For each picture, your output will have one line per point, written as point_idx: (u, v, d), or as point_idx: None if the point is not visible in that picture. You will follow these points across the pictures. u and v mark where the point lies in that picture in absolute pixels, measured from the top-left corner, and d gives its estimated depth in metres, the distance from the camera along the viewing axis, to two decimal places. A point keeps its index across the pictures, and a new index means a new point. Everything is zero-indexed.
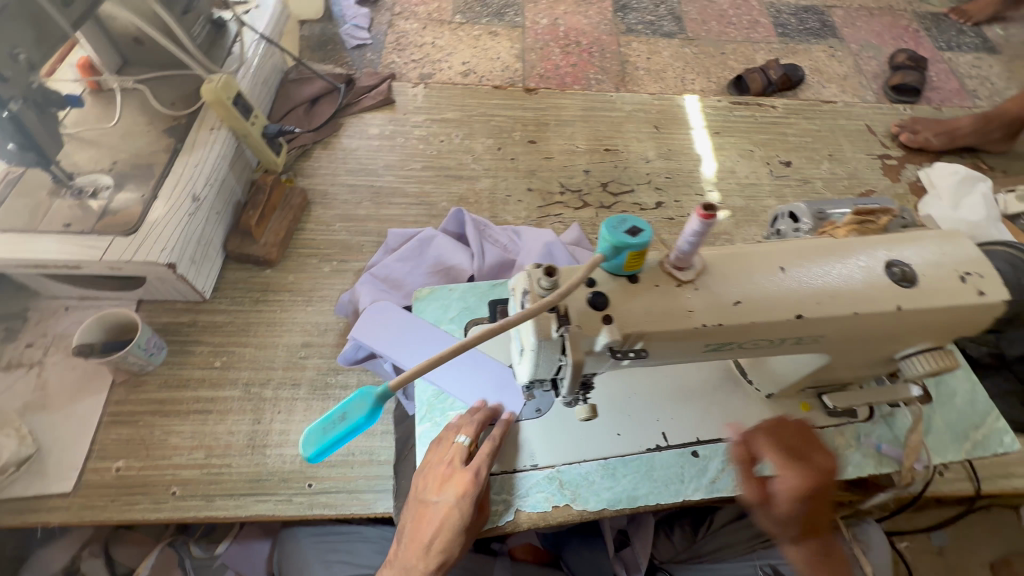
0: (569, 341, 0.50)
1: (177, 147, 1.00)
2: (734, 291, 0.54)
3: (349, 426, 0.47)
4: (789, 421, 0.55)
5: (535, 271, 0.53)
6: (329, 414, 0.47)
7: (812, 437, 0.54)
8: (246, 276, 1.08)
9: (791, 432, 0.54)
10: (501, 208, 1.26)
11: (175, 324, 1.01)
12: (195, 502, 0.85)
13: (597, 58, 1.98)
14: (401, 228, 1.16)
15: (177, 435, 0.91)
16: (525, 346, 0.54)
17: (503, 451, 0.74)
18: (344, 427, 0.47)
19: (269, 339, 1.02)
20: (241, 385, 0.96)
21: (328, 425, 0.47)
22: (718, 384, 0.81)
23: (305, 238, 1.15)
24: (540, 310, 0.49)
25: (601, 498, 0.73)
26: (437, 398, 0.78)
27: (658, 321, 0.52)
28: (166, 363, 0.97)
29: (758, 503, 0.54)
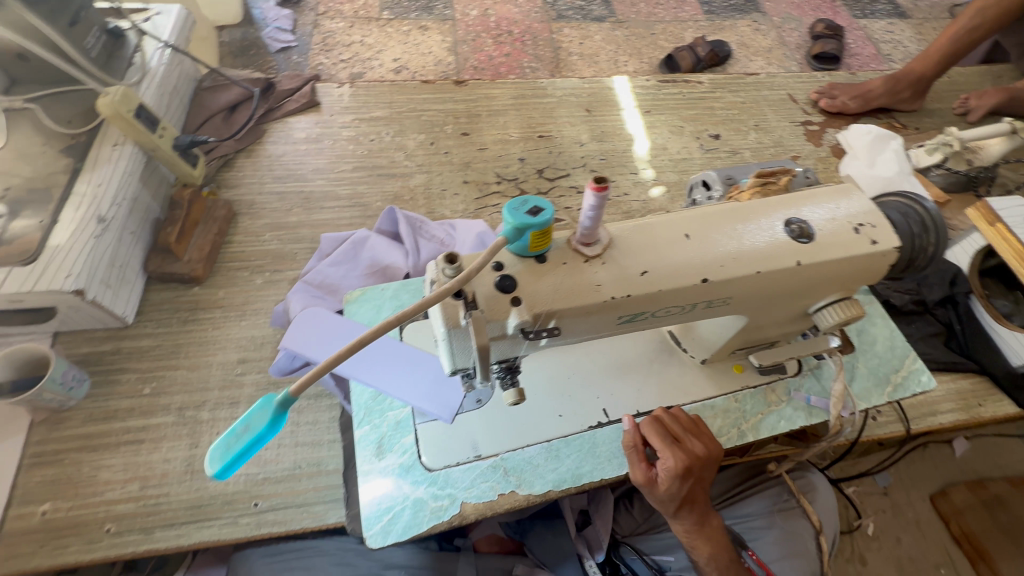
0: (478, 327, 0.50)
1: (78, 167, 0.94)
2: (642, 262, 0.55)
3: (253, 437, 0.45)
4: (674, 418, 0.75)
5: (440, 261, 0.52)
6: (230, 428, 0.45)
7: (689, 429, 0.74)
8: (172, 296, 1.04)
9: (674, 425, 0.74)
10: (438, 202, 1.24)
11: (97, 353, 0.96)
12: (132, 537, 0.81)
13: (530, 46, 1.98)
14: (335, 232, 1.13)
15: (107, 469, 0.86)
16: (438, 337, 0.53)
17: (444, 446, 0.73)
18: (248, 439, 0.45)
19: (201, 359, 0.98)
20: (175, 410, 0.92)
21: (231, 439, 0.45)
22: (654, 356, 0.83)
23: (234, 251, 1.11)
24: (441, 297, 0.48)
25: (547, 481, 0.73)
26: (375, 401, 0.78)
27: (567, 299, 0.53)
28: (90, 396, 0.92)
29: (646, 482, 0.72)
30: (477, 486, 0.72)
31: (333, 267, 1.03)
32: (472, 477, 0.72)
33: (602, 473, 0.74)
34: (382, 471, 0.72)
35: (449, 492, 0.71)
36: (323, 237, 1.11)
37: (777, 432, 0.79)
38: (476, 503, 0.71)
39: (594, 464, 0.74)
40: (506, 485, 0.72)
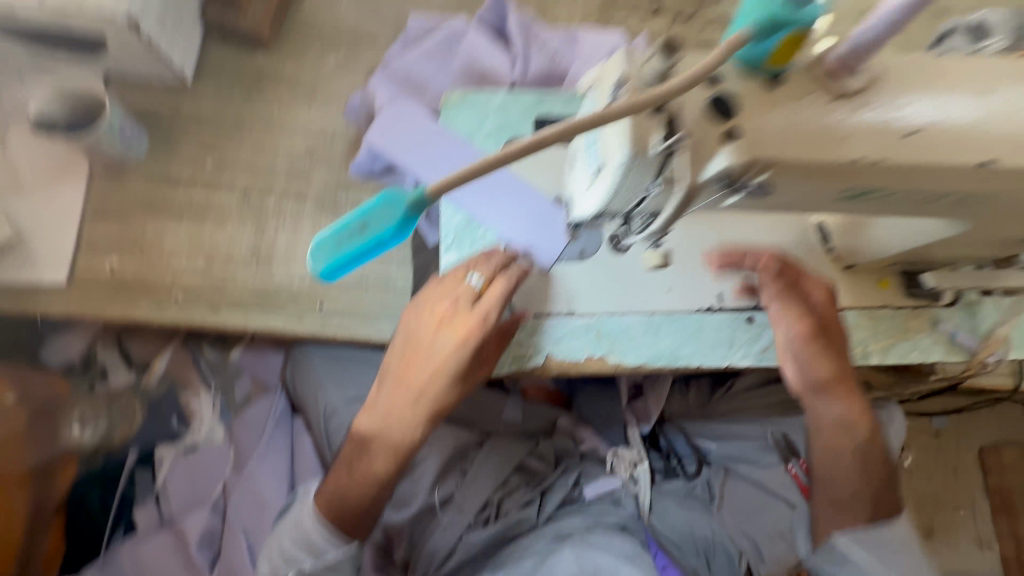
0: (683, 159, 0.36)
1: None
2: (913, 116, 0.38)
3: (371, 239, 0.36)
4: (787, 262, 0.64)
5: (640, 51, 0.39)
6: (344, 221, 0.35)
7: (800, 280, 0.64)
8: (234, 59, 0.88)
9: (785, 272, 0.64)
10: (553, 3, 0.99)
11: (155, 109, 0.85)
12: (200, 309, 0.80)
13: None
14: (425, 15, 0.92)
15: (173, 237, 0.82)
16: (606, 162, 0.39)
17: (537, 294, 0.66)
18: (364, 240, 0.35)
19: (267, 140, 0.86)
20: (240, 191, 0.84)
21: (343, 235, 0.35)
22: (793, 248, 0.69)
23: (305, 16, 0.92)
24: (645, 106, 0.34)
25: (640, 354, 0.66)
26: (466, 227, 0.68)
27: (800, 146, 0.37)
28: (150, 156, 0.84)
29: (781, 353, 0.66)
30: (566, 343, 0.66)
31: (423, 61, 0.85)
32: (561, 333, 0.66)
33: (703, 358, 0.66)
34: None
35: (535, 342, 0.65)
36: (412, 19, 0.90)
37: (905, 362, 0.69)
38: (561, 359, 0.65)
39: (696, 348, 0.67)
40: (596, 349, 0.66)
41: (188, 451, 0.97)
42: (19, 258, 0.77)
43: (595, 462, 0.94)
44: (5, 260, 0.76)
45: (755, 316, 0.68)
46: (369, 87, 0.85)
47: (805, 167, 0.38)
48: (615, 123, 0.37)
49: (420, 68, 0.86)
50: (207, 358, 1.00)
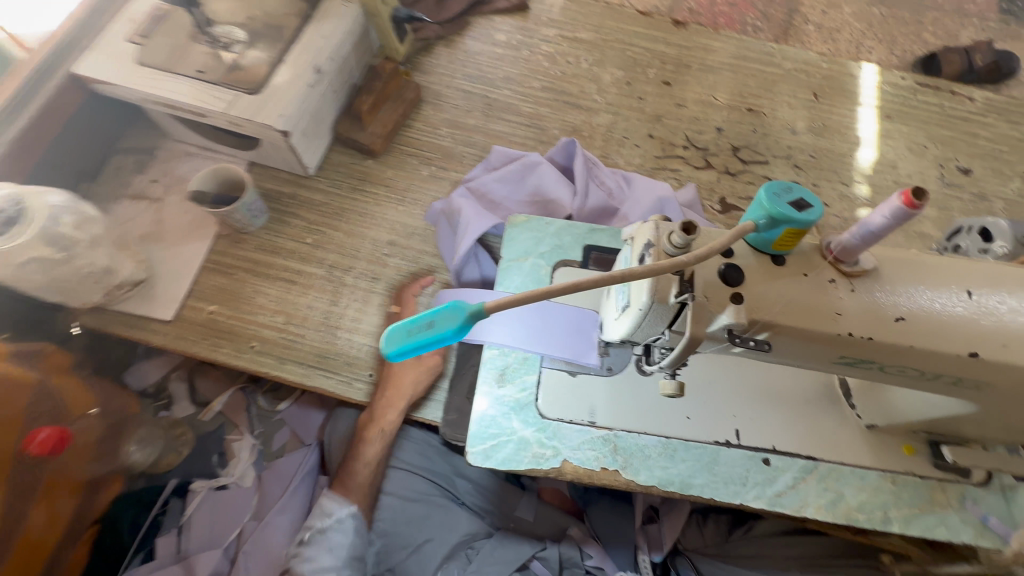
0: (693, 313, 0.44)
1: (308, 14, 0.96)
2: (898, 305, 0.45)
3: (436, 335, 0.44)
4: None
5: (666, 225, 0.46)
6: (417, 318, 0.45)
7: None
8: (348, 161, 1.08)
9: None
10: (615, 149, 1.15)
11: (277, 193, 1.04)
12: (269, 360, 0.92)
13: (762, 1, 1.69)
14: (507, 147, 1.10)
15: (264, 296, 0.96)
16: (631, 303, 0.47)
17: (569, 398, 0.72)
18: (431, 335, 0.44)
19: (358, 230, 1.03)
20: (327, 266, 1.00)
21: (414, 328, 0.45)
22: (811, 400, 0.73)
23: (411, 136, 1.13)
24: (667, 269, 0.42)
25: (652, 475, 0.69)
26: (522, 364, 0.75)
27: (795, 317, 0.44)
28: (264, 229, 1.01)
29: None
30: (582, 451, 0.70)
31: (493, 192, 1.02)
32: (580, 440, 0.70)
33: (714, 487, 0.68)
34: (496, 397, 0.73)
35: (554, 445, 0.70)
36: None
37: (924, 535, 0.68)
38: (576, 466, 0.69)
39: (711, 479, 0.69)
40: (611, 462, 0.69)
41: (219, 488, 1.04)
42: (143, 294, 0.93)
43: None
44: (131, 294, 0.93)
45: (772, 459, 0.70)
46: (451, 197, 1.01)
47: (798, 333, 0.44)
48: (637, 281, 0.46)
49: (495, 187, 1.03)
50: (259, 406, 1.12)
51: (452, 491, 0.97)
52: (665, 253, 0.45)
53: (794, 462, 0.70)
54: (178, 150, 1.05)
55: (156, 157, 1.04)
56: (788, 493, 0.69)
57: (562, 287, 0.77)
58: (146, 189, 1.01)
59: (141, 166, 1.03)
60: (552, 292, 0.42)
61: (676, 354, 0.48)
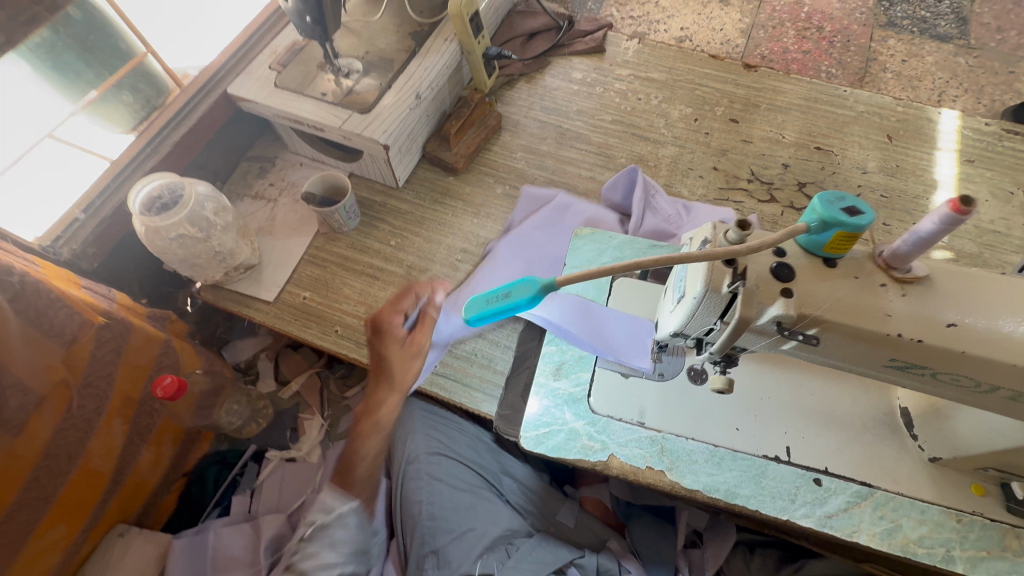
0: (741, 298, 0.48)
1: (414, 50, 1.12)
2: (952, 312, 0.47)
3: (510, 304, 0.52)
4: None
5: (724, 224, 0.51)
6: (495, 290, 0.53)
7: None
8: (432, 177, 1.22)
9: None
10: (679, 179, 1.21)
11: (370, 201, 1.18)
12: (349, 344, 1.03)
13: (838, 49, 1.72)
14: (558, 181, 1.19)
15: (350, 287, 1.09)
16: (686, 293, 0.53)
17: (621, 397, 0.76)
18: (506, 303, 0.52)
19: (436, 236, 1.14)
20: (406, 266, 1.11)
21: (492, 298, 0.53)
22: (869, 426, 0.72)
23: (490, 158, 1.25)
24: (719, 255, 0.47)
25: (697, 480, 0.71)
26: (577, 362, 0.79)
27: (844, 314, 0.47)
28: (356, 230, 1.15)
29: None
30: (630, 448, 0.72)
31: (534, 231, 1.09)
32: (628, 438, 0.73)
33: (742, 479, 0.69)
34: (552, 389, 0.77)
35: (603, 440, 0.73)
36: (574, 184, 1.20)
37: None
38: (623, 462, 0.72)
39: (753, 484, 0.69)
40: (657, 462, 0.72)
41: (289, 460, 1.14)
42: (252, 277, 1.08)
43: None
44: (243, 276, 1.08)
45: (824, 480, 0.70)
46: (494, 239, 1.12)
47: (849, 330, 0.47)
48: (694, 268, 0.52)
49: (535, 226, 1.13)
50: (331, 389, 1.22)
51: (498, 487, 0.99)
52: (720, 246, 0.50)
53: (848, 486, 0.69)
54: (293, 161, 1.23)
55: (275, 165, 1.22)
56: (839, 516, 0.68)
57: (620, 296, 0.83)
58: (265, 190, 1.19)
59: (263, 172, 1.21)
60: (615, 269, 0.50)
61: (724, 342, 0.53)
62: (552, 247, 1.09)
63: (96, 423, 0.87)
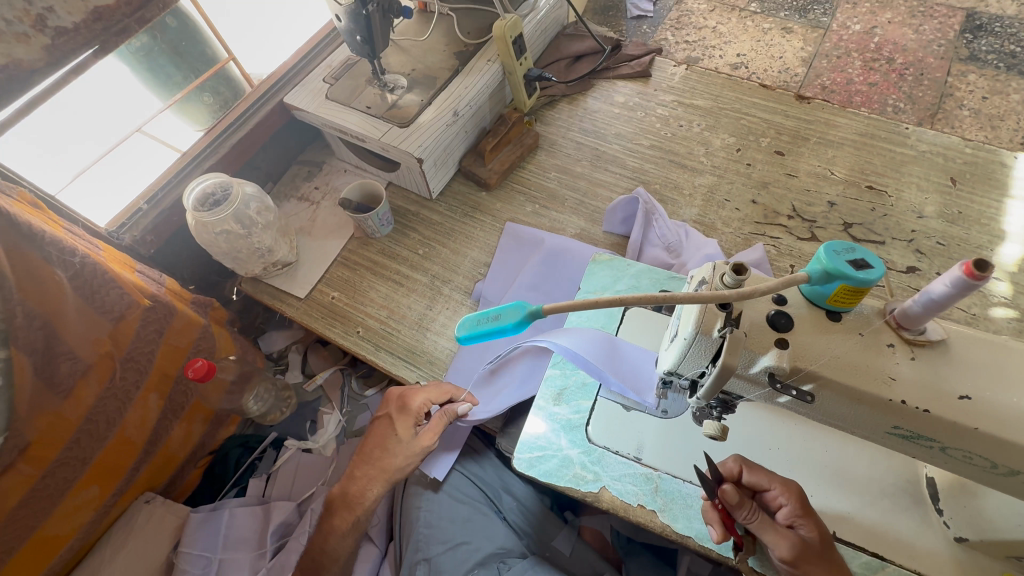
0: (729, 344, 0.47)
1: (458, 69, 1.16)
2: (966, 383, 0.43)
3: (498, 326, 0.53)
4: None
5: (723, 266, 0.50)
6: (487, 311, 0.54)
7: None
8: (466, 191, 1.25)
9: None
10: (714, 209, 1.18)
11: (404, 210, 1.23)
12: (368, 345, 1.07)
13: (908, 82, 1.62)
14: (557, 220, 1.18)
15: (375, 291, 1.13)
16: (678, 334, 0.51)
17: (620, 429, 0.75)
18: (495, 325, 0.53)
19: (462, 249, 1.17)
20: (430, 276, 1.14)
21: (483, 319, 0.53)
22: (886, 493, 0.67)
23: (523, 176, 1.27)
24: (711, 299, 0.46)
25: (690, 526, 0.68)
26: (580, 388, 0.79)
27: (843, 372, 0.45)
28: (388, 237, 1.20)
29: None
30: (623, 483, 0.71)
31: (526, 277, 1.05)
32: (622, 472, 0.72)
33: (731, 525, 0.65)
34: (550, 413, 0.77)
35: (596, 470, 0.72)
36: (604, 207, 1.20)
37: None
38: (614, 496, 0.70)
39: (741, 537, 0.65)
40: (649, 501, 0.70)
41: (305, 451, 1.19)
42: (288, 273, 1.15)
43: None
44: (280, 272, 1.15)
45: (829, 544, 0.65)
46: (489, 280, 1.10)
47: (848, 391, 0.45)
48: (689, 308, 0.50)
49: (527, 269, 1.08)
50: (351, 387, 1.28)
51: (497, 504, 0.99)
52: (715, 290, 0.49)
53: (856, 557, 0.64)
54: (338, 167, 1.30)
55: (321, 170, 1.29)
56: None
57: (631, 327, 0.82)
58: (309, 193, 1.26)
59: (310, 175, 1.29)
60: (604, 303, 0.49)
61: (714, 387, 0.51)
62: (554, 286, 1.05)
63: (134, 396, 0.95)
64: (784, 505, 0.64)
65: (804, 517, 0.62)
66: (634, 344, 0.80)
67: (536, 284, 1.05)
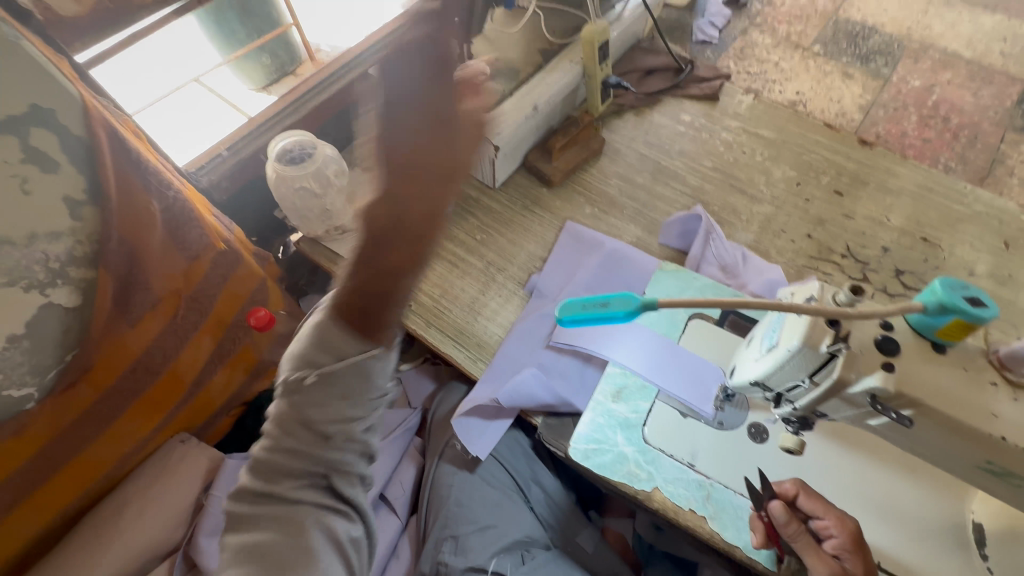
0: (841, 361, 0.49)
1: (541, 65, 1.18)
2: None
3: (605, 313, 0.54)
4: None
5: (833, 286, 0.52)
6: (593, 298, 0.55)
7: None
8: (527, 185, 1.27)
9: None
10: (770, 238, 1.20)
11: (465, 194, 1.25)
12: (418, 320, 1.08)
13: (962, 144, 1.64)
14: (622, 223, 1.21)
15: (430, 269, 1.15)
16: (779, 344, 0.53)
17: (676, 434, 0.76)
18: (602, 311, 0.54)
19: (519, 240, 1.19)
20: (485, 262, 1.16)
21: (589, 304, 0.55)
22: (933, 533, 0.68)
23: (585, 178, 1.29)
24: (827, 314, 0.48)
25: (738, 537, 0.69)
26: (639, 389, 0.80)
27: (947, 403, 0.46)
28: (447, 218, 1.22)
29: None
30: (676, 486, 0.72)
31: (584, 278, 1.07)
32: (675, 476, 0.73)
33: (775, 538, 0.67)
34: (609, 409, 0.79)
35: (650, 470, 0.73)
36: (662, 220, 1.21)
37: None
38: (666, 498, 0.72)
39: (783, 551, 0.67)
40: (700, 507, 0.71)
41: None
42: (347, 239, 1.17)
43: None
44: (340, 237, 1.17)
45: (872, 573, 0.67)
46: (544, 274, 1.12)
47: (946, 421, 0.47)
48: (794, 322, 0.53)
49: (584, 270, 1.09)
50: None
51: (526, 493, 1.00)
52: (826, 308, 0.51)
53: None
54: None
55: None
56: None
57: (694, 337, 0.83)
58: None
59: None
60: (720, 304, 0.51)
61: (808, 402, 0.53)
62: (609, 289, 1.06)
63: (191, 335, 0.96)
64: (834, 537, 0.65)
65: (853, 552, 0.63)
66: (695, 355, 0.82)
67: (592, 286, 1.07)
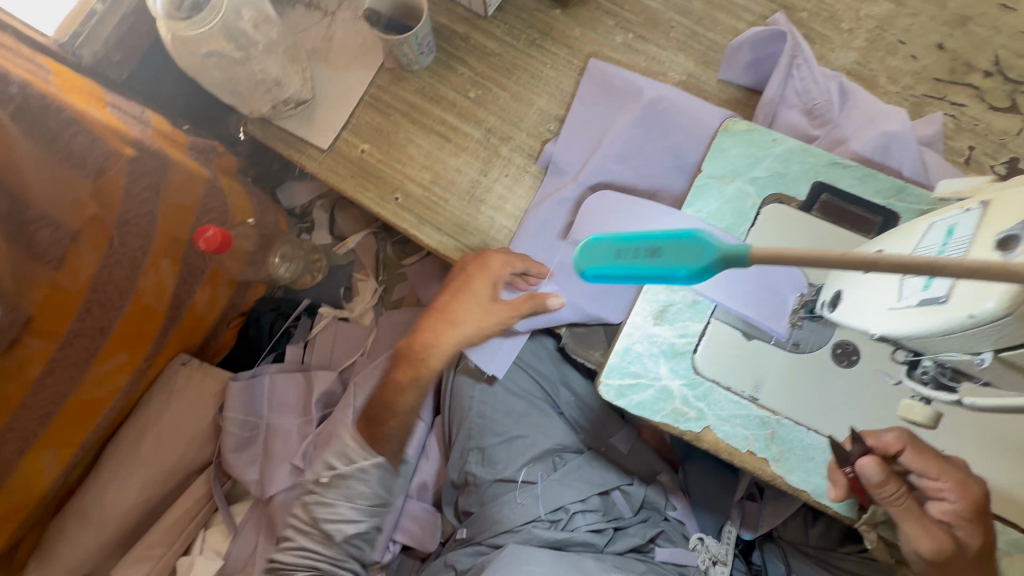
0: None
1: None
2: None
3: (660, 267, 0.33)
4: None
5: None
6: (636, 240, 0.35)
7: None
8: (533, 7, 0.90)
9: None
10: (880, 56, 0.84)
11: (450, 31, 0.91)
12: (409, 217, 0.88)
13: None
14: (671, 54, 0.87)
15: (415, 147, 0.89)
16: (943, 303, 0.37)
17: (734, 361, 0.60)
18: (653, 265, 0.34)
19: (526, 93, 0.89)
20: (484, 129, 0.89)
21: (626, 250, 0.35)
22: None
23: None
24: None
25: (807, 479, 0.58)
26: (689, 305, 0.62)
27: None
28: (428, 70, 0.91)
29: None
30: (731, 426, 0.59)
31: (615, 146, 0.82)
32: (732, 413, 0.60)
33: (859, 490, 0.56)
34: (649, 334, 0.62)
35: (699, 407, 0.60)
36: (725, 42, 0.86)
37: None
38: (719, 438, 0.60)
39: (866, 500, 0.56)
40: (762, 449, 0.59)
41: (341, 320, 1.11)
42: (304, 115, 0.90)
43: (677, 531, 0.88)
44: (294, 112, 0.90)
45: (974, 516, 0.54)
46: (563, 144, 0.85)
47: None
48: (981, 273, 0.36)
49: (614, 136, 0.83)
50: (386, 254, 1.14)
51: (554, 398, 0.92)
52: None
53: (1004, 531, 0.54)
54: None
55: None
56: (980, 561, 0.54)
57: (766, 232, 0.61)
58: None
59: None
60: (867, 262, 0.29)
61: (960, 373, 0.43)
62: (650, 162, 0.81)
63: (142, 262, 0.82)
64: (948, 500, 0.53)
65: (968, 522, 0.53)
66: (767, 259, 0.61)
67: (626, 156, 0.82)
